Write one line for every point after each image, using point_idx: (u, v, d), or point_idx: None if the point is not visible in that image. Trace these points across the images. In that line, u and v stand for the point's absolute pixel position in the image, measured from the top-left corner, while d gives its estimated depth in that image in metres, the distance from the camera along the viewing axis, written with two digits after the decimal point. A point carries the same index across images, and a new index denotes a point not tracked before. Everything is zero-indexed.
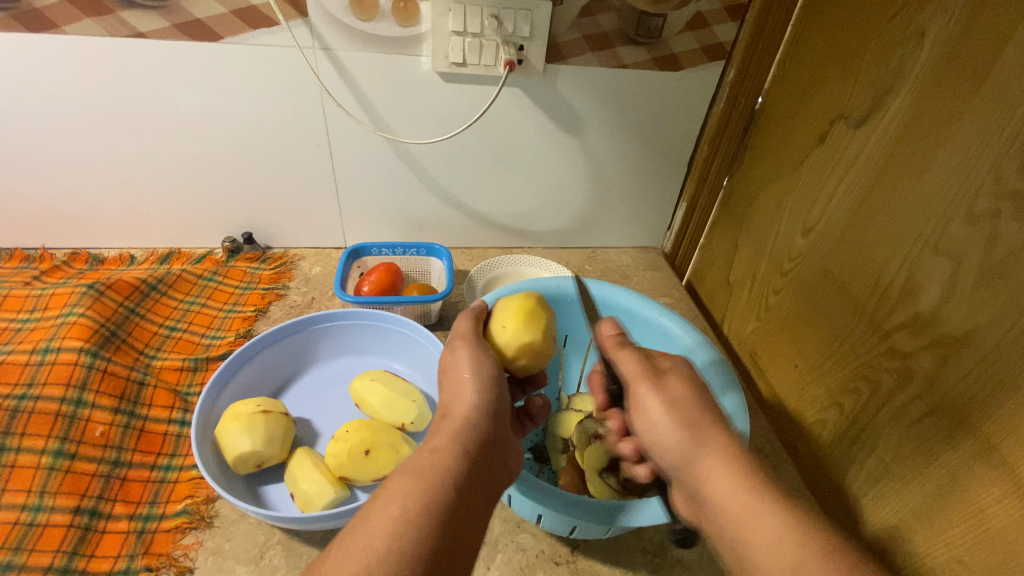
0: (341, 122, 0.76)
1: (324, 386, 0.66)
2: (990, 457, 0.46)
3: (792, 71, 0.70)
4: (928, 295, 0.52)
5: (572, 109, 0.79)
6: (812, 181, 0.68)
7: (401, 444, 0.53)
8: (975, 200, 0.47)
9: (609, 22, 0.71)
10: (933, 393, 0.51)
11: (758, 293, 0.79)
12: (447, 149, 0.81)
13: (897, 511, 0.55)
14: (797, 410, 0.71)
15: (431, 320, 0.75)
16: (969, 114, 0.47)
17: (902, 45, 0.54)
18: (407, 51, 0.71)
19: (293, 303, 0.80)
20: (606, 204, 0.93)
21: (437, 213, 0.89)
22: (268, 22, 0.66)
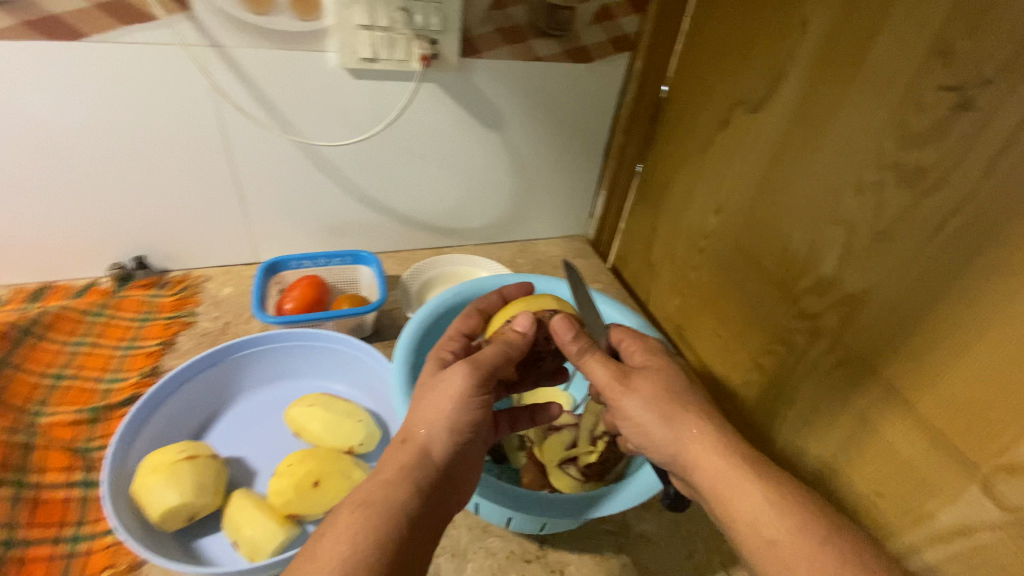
0: (240, 127, 0.69)
1: (256, 418, 0.60)
2: (893, 397, 0.52)
3: (693, 61, 0.75)
4: (828, 260, 0.58)
5: (489, 103, 0.78)
6: (719, 163, 0.72)
7: (352, 469, 0.50)
8: (862, 173, 0.53)
9: (520, 15, 0.71)
10: (841, 347, 0.57)
11: (679, 271, 0.83)
12: (363, 150, 0.77)
13: (820, 455, 0.62)
14: (722, 375, 0.77)
15: (366, 332, 0.71)
16: (851, 97, 0.53)
17: (789, 35, 0.59)
18: (310, 47, 0.65)
19: (204, 330, 0.72)
20: (530, 197, 0.93)
21: (357, 218, 0.84)
22: (143, 17, 0.58)
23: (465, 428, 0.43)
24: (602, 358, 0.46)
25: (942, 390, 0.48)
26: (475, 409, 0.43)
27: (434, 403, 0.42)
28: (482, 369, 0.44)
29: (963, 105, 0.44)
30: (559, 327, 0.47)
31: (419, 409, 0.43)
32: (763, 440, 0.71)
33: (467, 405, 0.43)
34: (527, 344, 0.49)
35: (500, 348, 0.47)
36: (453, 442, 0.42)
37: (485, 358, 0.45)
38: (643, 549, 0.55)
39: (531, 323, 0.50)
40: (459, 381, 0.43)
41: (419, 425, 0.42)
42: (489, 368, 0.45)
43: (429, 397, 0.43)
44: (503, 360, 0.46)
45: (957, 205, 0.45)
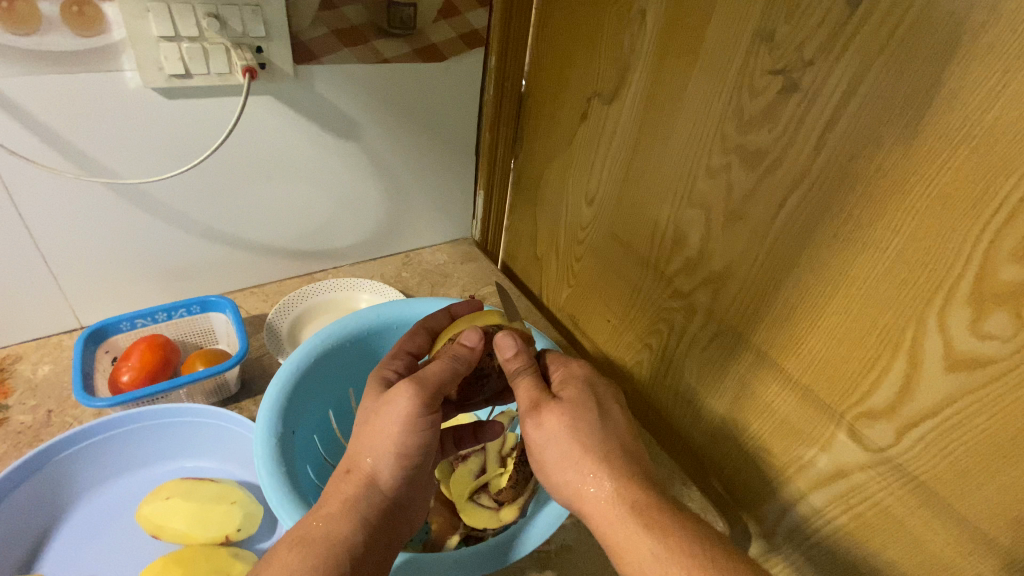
0: (21, 172, 0.56)
1: (102, 525, 0.50)
2: (765, 362, 0.57)
3: (546, 53, 0.74)
4: (693, 242, 0.61)
5: (339, 112, 0.71)
6: (584, 155, 0.73)
7: (230, 564, 0.44)
8: (711, 157, 0.55)
9: (357, 15, 0.65)
10: (715, 322, 0.61)
11: (563, 264, 0.84)
12: (195, 179, 0.66)
13: (711, 422, 0.66)
14: (616, 359, 0.79)
15: (232, 390, 0.62)
16: (691, 85, 0.55)
17: (630, 26, 0.60)
18: (98, 67, 0.54)
19: (18, 427, 0.58)
20: (405, 207, 0.88)
21: (204, 257, 0.73)
22: None
23: (412, 452, 0.41)
24: (533, 380, 0.45)
25: (803, 351, 0.52)
26: (422, 433, 0.41)
27: (379, 430, 0.41)
28: (429, 391, 0.41)
29: (791, 87, 0.46)
30: (502, 343, 0.46)
31: (364, 434, 0.42)
32: (662, 416, 0.74)
33: (414, 430, 0.41)
34: (476, 359, 0.44)
35: (448, 364, 0.43)
36: (399, 467, 0.41)
37: (431, 378, 0.41)
38: (565, 559, 0.54)
39: (480, 338, 0.44)
40: (403, 405, 0.41)
41: (364, 454, 0.41)
42: (438, 388, 0.42)
43: (374, 423, 0.41)
44: (451, 379, 0.42)
45: (793, 183, 0.48)
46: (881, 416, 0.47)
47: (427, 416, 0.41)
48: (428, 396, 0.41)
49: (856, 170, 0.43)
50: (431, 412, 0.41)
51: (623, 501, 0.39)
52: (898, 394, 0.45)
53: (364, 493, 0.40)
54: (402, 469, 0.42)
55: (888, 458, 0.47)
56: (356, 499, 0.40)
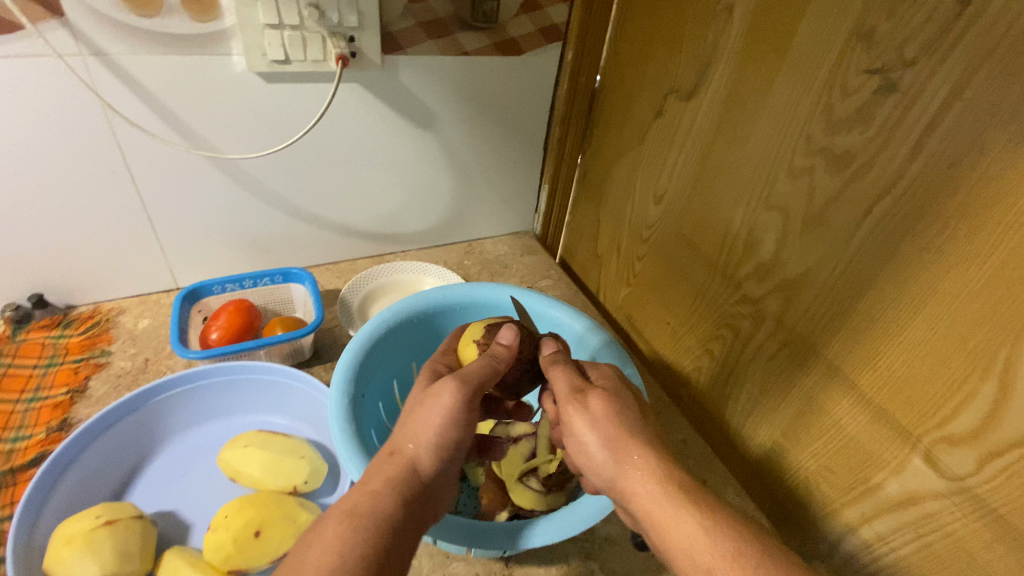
0: (140, 142, 0.62)
1: (186, 465, 0.55)
2: (836, 375, 0.54)
3: (624, 49, 0.74)
4: (767, 246, 0.59)
5: (419, 101, 0.74)
6: (656, 154, 0.72)
7: (297, 512, 0.47)
8: (793, 159, 0.53)
9: (443, 7, 0.68)
10: (784, 330, 0.59)
11: (625, 262, 0.83)
12: (285, 158, 0.71)
13: (771, 433, 0.63)
14: (674, 362, 0.78)
15: (305, 356, 0.66)
16: (776, 85, 0.54)
17: (715, 22, 0.59)
18: (212, 50, 0.59)
19: (120, 370, 0.65)
20: (473, 196, 0.91)
21: (287, 231, 0.79)
22: (8, 27, 0.51)
23: (450, 445, 0.42)
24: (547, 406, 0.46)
25: (881, 367, 0.50)
26: (457, 426, 0.42)
27: (424, 416, 0.41)
28: (470, 388, 0.43)
29: (888, 87, 0.44)
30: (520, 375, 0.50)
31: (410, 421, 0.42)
32: (718, 423, 0.72)
33: (452, 423, 0.42)
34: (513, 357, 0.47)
35: (487, 363, 0.45)
36: (435, 458, 0.41)
37: (472, 374, 0.44)
38: (608, 551, 0.54)
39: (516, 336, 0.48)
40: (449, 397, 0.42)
41: (409, 440, 0.41)
42: (477, 386, 0.44)
43: (419, 412, 0.42)
44: (490, 375, 0.45)
45: (884, 188, 0.46)
46: (963, 442, 0.44)
47: (465, 410, 0.42)
48: (468, 391, 0.43)
49: (955, 177, 0.41)
50: (469, 408, 0.43)
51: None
52: (984, 418, 0.42)
53: (406, 478, 0.39)
54: (442, 458, 0.41)
55: (966, 488, 0.44)
56: (399, 481, 0.39)
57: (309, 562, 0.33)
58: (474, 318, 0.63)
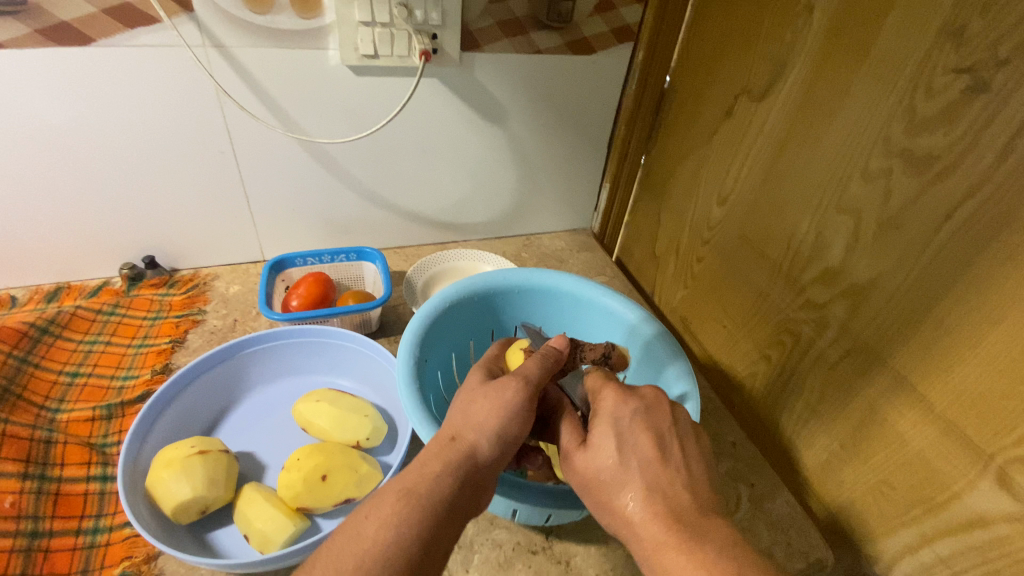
0: (245, 126, 0.70)
1: (264, 413, 0.61)
2: (902, 386, 0.52)
3: (696, 50, 0.74)
4: (837, 249, 0.57)
5: (491, 97, 0.78)
6: (723, 155, 0.72)
7: (359, 463, 0.51)
8: (869, 161, 0.52)
9: (521, 8, 0.71)
10: (849, 337, 0.57)
11: (683, 263, 0.83)
12: (366, 146, 0.77)
13: (828, 445, 0.61)
14: (728, 367, 0.76)
15: (371, 328, 0.72)
16: (855, 84, 0.53)
17: (793, 22, 0.58)
18: (313, 45, 0.66)
19: (213, 328, 0.72)
20: (535, 191, 0.93)
21: (363, 214, 0.85)
22: (148, 20, 0.59)
23: (510, 441, 0.42)
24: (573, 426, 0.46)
25: (953, 379, 0.47)
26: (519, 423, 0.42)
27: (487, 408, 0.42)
28: (531, 387, 0.44)
29: (978, 87, 0.42)
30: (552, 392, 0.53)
31: (473, 409, 0.43)
32: (770, 430, 0.70)
33: (514, 417, 0.42)
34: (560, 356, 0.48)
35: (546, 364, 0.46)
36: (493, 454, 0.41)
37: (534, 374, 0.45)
38: None
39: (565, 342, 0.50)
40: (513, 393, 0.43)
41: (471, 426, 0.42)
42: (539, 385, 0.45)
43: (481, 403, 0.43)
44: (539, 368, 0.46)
45: (969, 191, 0.44)
46: None
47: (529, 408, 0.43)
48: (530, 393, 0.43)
49: None
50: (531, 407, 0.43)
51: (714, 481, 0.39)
52: None
53: (466, 465, 0.40)
54: (501, 452, 0.41)
55: None
56: (457, 466, 0.40)
57: (366, 537, 0.35)
58: (530, 302, 0.66)
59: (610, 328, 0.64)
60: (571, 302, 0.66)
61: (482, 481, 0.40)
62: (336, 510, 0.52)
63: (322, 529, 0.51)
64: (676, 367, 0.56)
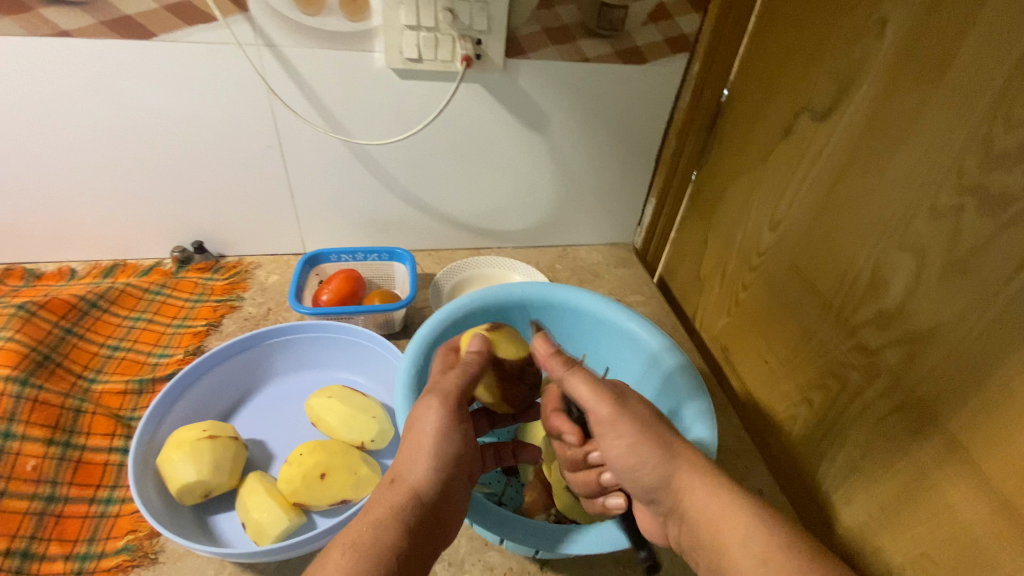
0: (292, 123, 0.72)
1: (279, 404, 0.63)
2: (957, 454, 0.45)
3: (757, 63, 0.69)
4: (893, 291, 0.51)
5: (534, 105, 0.77)
6: (777, 177, 0.66)
7: (359, 465, 0.51)
8: (938, 195, 0.46)
9: (570, 15, 0.69)
10: (900, 390, 0.50)
11: (727, 290, 0.78)
12: (407, 148, 0.78)
13: (867, 507, 0.55)
14: (766, 406, 0.71)
15: (394, 329, 0.73)
16: (929, 107, 0.47)
17: (864, 36, 0.53)
18: (359, 47, 0.67)
19: (248, 315, 0.75)
20: (574, 202, 0.91)
21: (400, 215, 0.86)
22: (205, 18, 0.62)
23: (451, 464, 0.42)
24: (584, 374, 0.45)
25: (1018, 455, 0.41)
26: (455, 441, 0.43)
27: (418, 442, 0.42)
28: (452, 400, 0.44)
29: None
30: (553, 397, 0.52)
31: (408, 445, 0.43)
32: (804, 481, 0.64)
33: (445, 440, 0.43)
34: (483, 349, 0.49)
35: (466, 371, 0.46)
36: (437, 484, 0.41)
37: (451, 388, 0.45)
38: None
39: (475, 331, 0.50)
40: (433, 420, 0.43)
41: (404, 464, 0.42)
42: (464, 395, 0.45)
43: (412, 437, 0.43)
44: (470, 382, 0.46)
45: None
46: None
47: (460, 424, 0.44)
48: (452, 411, 0.44)
49: None
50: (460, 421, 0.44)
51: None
52: None
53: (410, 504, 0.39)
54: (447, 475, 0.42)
55: None
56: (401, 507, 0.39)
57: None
58: (550, 317, 0.64)
59: (632, 353, 0.62)
60: (593, 322, 0.64)
61: (439, 510, 0.41)
62: (332, 509, 0.52)
63: (317, 526, 0.51)
64: (694, 406, 0.53)
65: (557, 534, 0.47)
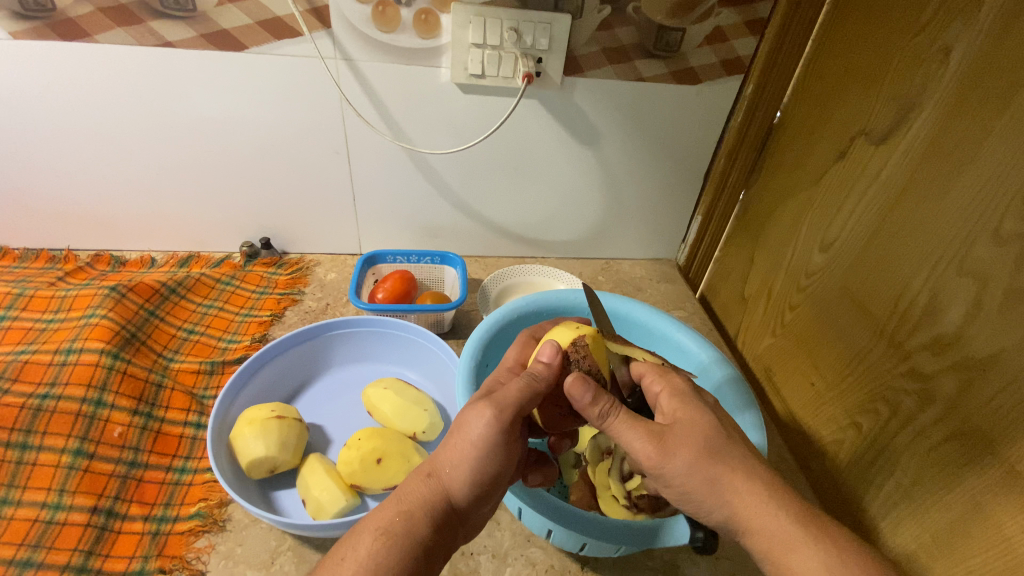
0: (360, 131, 0.77)
1: (339, 391, 0.67)
2: (1015, 484, 0.45)
3: (812, 86, 0.70)
4: (951, 316, 0.50)
5: (588, 121, 0.80)
6: (830, 198, 0.67)
7: (412, 453, 0.54)
8: (1002, 222, 0.46)
9: (628, 36, 0.71)
10: (956, 417, 0.50)
11: (773, 309, 0.77)
12: (464, 158, 0.82)
13: (918, 536, 0.54)
14: (811, 430, 0.70)
15: (443, 329, 0.76)
16: (993, 135, 0.47)
17: (927, 62, 0.54)
18: (427, 62, 0.71)
19: (308, 309, 0.80)
20: (621, 216, 0.93)
21: (453, 221, 0.90)
22: (292, 33, 0.67)
23: (484, 479, 0.42)
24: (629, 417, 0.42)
25: None
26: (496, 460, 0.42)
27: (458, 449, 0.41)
28: (509, 415, 0.41)
29: None
30: (574, 390, 0.42)
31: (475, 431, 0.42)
32: (849, 505, 0.63)
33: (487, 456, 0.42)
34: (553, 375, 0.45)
35: (526, 385, 0.43)
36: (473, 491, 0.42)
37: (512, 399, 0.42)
38: None
39: (553, 352, 0.46)
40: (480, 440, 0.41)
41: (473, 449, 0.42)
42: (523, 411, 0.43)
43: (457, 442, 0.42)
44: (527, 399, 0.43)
45: None
46: None
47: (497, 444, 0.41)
48: (507, 420, 0.41)
49: None
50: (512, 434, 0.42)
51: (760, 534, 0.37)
52: None
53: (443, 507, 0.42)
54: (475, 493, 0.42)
55: None
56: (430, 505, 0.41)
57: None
58: None
59: (681, 364, 0.64)
60: (642, 331, 0.66)
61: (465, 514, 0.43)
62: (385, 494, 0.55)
63: (370, 509, 0.54)
64: (746, 417, 0.54)
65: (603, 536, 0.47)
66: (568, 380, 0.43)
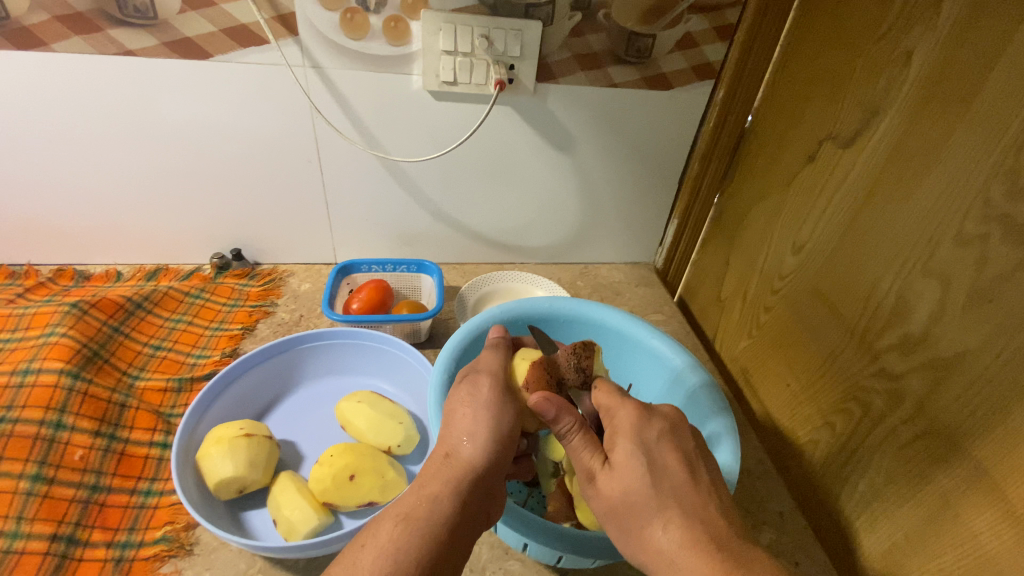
0: (332, 140, 0.76)
1: (311, 406, 0.65)
2: (984, 483, 0.45)
3: (781, 90, 0.71)
4: (918, 316, 0.51)
5: (562, 126, 0.79)
6: (801, 201, 0.67)
7: (387, 469, 0.53)
8: (964, 223, 0.47)
9: (600, 42, 0.72)
10: (925, 416, 0.50)
11: (749, 311, 0.78)
12: (439, 165, 0.81)
13: (891, 535, 0.54)
14: (788, 431, 0.70)
15: (420, 338, 0.76)
16: (955, 138, 0.48)
17: (888, 67, 0.55)
18: (398, 69, 0.70)
19: (281, 321, 0.78)
20: (597, 222, 0.93)
21: (429, 229, 0.89)
22: (258, 41, 0.66)
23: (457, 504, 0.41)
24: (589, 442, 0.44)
25: None
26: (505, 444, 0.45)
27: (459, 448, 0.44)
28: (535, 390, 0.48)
29: None
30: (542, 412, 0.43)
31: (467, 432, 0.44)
32: (825, 505, 0.64)
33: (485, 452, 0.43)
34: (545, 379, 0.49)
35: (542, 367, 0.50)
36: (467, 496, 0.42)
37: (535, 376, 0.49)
38: None
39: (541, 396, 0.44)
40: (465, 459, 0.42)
41: None
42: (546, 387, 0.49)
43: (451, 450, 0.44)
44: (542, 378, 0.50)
45: None
46: None
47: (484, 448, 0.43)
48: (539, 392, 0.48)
49: None
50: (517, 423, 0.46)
51: (726, 545, 0.37)
52: None
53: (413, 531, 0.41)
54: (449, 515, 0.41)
55: None
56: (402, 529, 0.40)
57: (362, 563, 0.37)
58: (573, 332, 0.66)
59: (656, 371, 0.64)
60: (617, 338, 0.66)
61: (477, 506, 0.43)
62: (359, 510, 0.54)
63: (343, 526, 0.53)
64: (718, 423, 0.54)
65: (577, 549, 0.46)
66: (534, 396, 0.44)
